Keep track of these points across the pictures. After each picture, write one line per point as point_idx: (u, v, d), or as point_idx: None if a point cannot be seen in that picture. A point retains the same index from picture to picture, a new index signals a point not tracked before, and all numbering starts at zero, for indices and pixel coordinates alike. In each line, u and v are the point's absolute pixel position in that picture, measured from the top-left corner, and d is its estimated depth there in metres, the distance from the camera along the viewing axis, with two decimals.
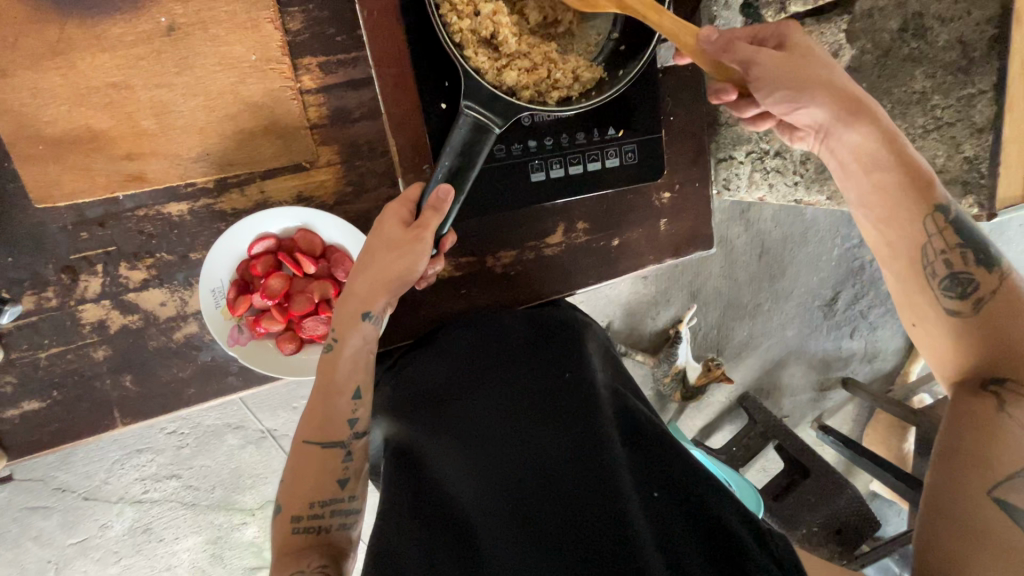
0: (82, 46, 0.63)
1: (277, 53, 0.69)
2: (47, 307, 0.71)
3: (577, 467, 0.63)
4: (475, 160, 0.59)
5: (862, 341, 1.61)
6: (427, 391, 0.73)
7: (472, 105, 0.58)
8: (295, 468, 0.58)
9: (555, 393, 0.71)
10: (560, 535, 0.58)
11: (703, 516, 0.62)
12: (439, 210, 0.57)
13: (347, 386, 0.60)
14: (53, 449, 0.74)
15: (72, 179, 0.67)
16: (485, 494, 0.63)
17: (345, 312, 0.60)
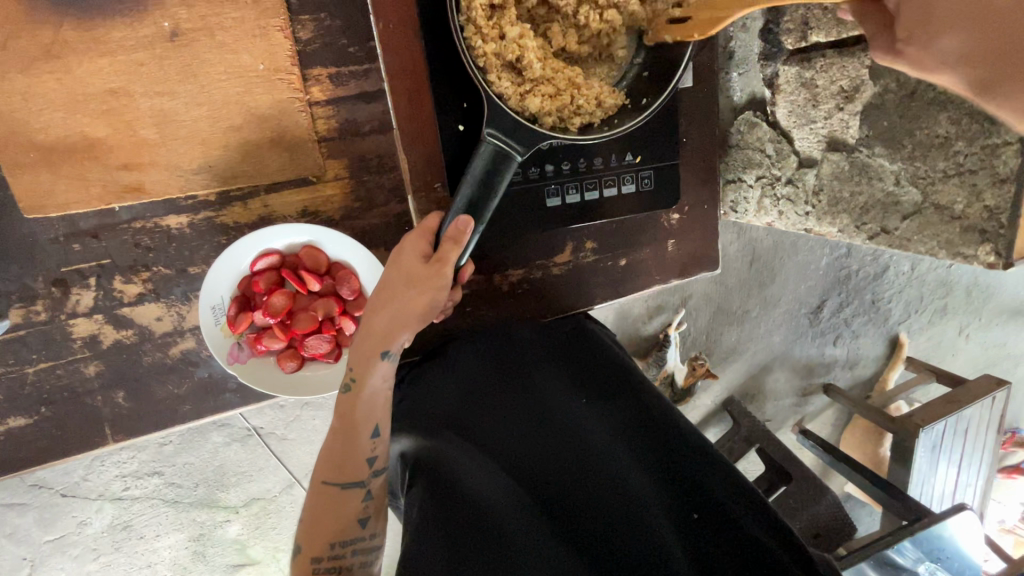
0: (79, 50, 0.60)
1: (286, 63, 0.66)
2: (36, 320, 0.68)
3: (602, 483, 0.70)
4: (495, 188, 0.56)
5: (845, 348, 1.63)
6: (449, 410, 0.75)
7: (495, 132, 0.55)
8: (313, 511, 0.58)
9: (577, 413, 0.77)
10: (594, 546, 0.66)
11: (722, 518, 0.67)
12: (459, 243, 0.55)
13: (367, 425, 0.60)
14: (39, 465, 0.71)
15: (66, 189, 0.63)
16: (521, 507, 0.69)
17: (365, 348, 0.60)
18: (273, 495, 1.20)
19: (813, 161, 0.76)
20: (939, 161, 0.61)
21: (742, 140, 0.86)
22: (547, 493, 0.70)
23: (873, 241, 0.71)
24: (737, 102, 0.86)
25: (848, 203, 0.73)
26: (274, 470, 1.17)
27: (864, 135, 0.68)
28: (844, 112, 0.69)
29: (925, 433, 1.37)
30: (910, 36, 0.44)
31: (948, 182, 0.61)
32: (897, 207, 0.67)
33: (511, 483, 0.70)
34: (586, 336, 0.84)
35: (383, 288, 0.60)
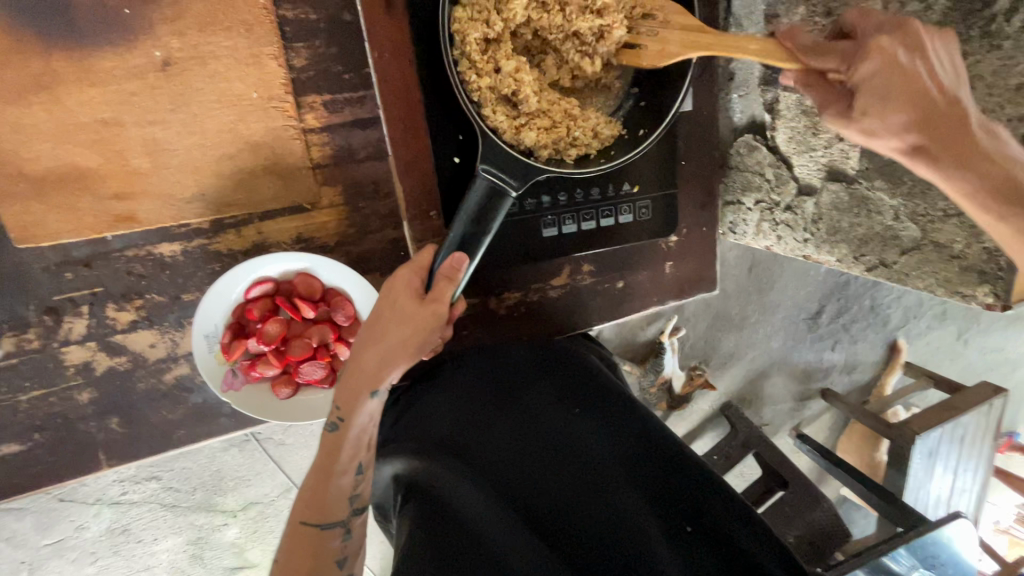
0: (68, 80, 0.59)
1: (280, 91, 0.65)
2: (29, 348, 0.67)
3: (592, 496, 0.68)
4: (488, 226, 0.56)
5: (843, 353, 1.62)
6: (437, 426, 0.74)
7: (489, 168, 0.54)
8: (288, 554, 0.56)
9: (565, 425, 0.75)
10: (588, 564, 0.62)
11: (723, 536, 0.64)
12: (453, 280, 0.55)
13: (351, 463, 0.59)
14: (32, 490, 0.71)
15: (58, 219, 0.63)
16: (512, 523, 0.65)
17: (353, 387, 0.59)
18: (270, 499, 1.21)
19: (812, 189, 0.76)
20: (939, 200, 0.61)
21: (741, 162, 0.85)
22: (540, 511, 0.67)
23: (872, 272, 0.72)
24: (737, 123, 0.84)
25: (847, 233, 0.72)
26: (272, 475, 1.17)
27: (864, 167, 0.68)
28: (844, 142, 0.68)
29: (920, 440, 1.37)
30: (865, 108, 0.48)
31: (947, 222, 0.61)
32: (896, 242, 0.67)
33: (503, 500, 0.67)
34: (574, 356, 0.84)
35: (373, 325, 0.59)
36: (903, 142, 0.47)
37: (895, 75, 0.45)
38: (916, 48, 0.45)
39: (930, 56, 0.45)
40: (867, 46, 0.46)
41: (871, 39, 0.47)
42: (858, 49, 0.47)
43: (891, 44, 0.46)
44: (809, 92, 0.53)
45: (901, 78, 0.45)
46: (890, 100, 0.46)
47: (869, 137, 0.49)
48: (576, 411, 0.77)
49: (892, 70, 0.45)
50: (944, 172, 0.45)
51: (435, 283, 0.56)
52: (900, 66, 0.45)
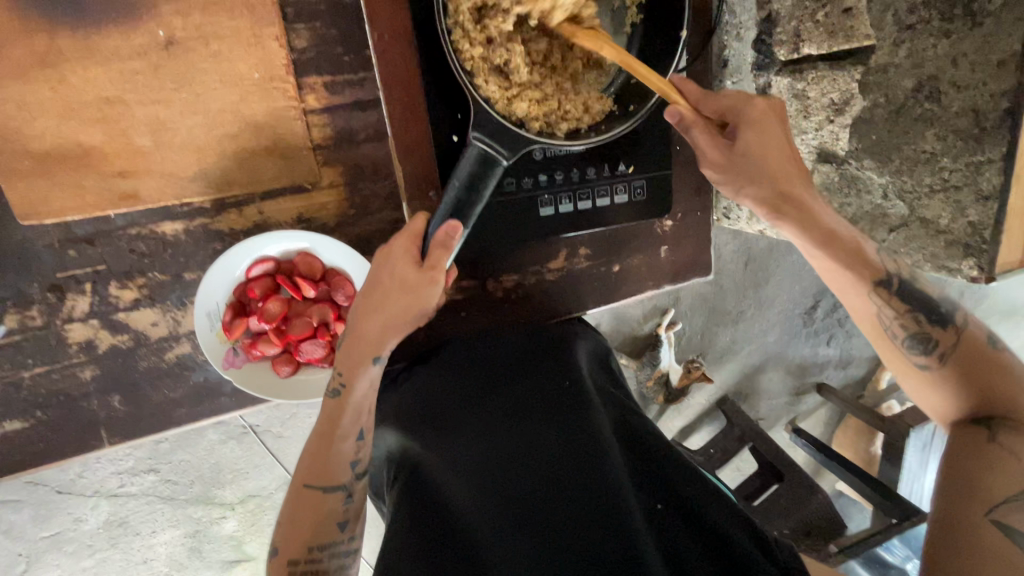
0: (74, 58, 0.60)
1: (281, 71, 0.66)
2: (32, 326, 0.68)
3: (575, 468, 0.67)
4: (481, 192, 0.57)
5: (837, 348, 1.64)
6: (427, 404, 0.76)
7: (481, 136, 0.56)
8: (291, 515, 0.58)
9: (552, 401, 0.75)
10: (564, 541, 0.60)
11: (706, 526, 0.62)
12: (448, 247, 0.56)
13: (352, 428, 0.61)
14: (34, 468, 0.72)
15: (61, 196, 0.64)
16: (492, 508, 0.65)
17: (356, 353, 0.60)
18: (269, 492, 1.21)
19: None
20: (925, 176, 0.62)
21: None
22: (521, 492, 0.66)
23: None
24: None
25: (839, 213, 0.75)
26: (270, 467, 1.18)
27: (854, 147, 0.69)
28: (835, 124, 0.70)
29: (914, 433, 1.38)
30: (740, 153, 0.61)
31: (932, 198, 0.62)
32: (885, 219, 0.69)
33: (486, 484, 0.67)
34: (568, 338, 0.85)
35: (372, 294, 0.60)
36: (764, 196, 0.62)
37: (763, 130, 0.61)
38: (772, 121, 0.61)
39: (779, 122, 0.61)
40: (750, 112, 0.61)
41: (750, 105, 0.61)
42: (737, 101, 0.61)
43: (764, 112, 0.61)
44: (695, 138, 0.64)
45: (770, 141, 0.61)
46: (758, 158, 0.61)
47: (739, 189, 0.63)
48: (568, 392, 0.75)
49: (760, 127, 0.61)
50: (803, 223, 0.60)
51: (431, 251, 0.57)
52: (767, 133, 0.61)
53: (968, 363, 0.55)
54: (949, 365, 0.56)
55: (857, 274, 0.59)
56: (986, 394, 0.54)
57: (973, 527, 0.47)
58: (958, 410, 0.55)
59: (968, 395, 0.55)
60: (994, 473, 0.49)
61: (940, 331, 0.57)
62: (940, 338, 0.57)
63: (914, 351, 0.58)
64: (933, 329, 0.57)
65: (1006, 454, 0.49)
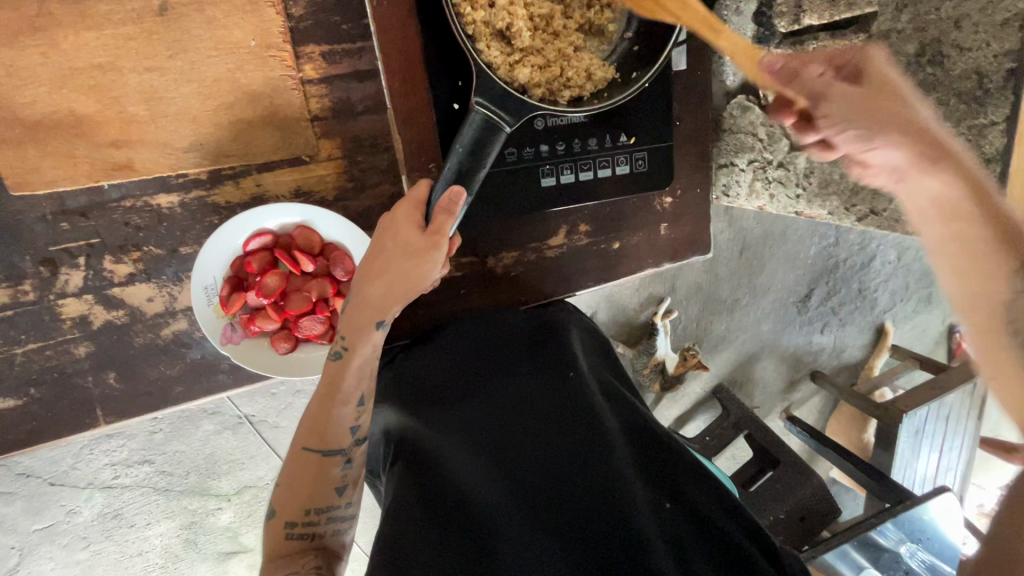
0: (64, 22, 0.58)
1: (278, 39, 0.65)
2: (24, 301, 0.67)
3: (580, 460, 0.66)
4: (484, 159, 0.56)
5: (831, 337, 1.65)
6: (428, 389, 0.75)
7: (484, 101, 0.54)
8: (290, 476, 0.59)
9: (555, 390, 0.73)
10: (569, 527, 0.60)
11: (705, 519, 0.62)
12: (452, 213, 0.56)
13: (354, 394, 0.62)
14: (28, 449, 0.71)
15: (54, 166, 0.62)
16: (496, 495, 0.64)
17: (359, 318, 0.61)
18: (264, 483, 1.20)
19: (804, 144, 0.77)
20: None
21: (734, 124, 0.86)
22: (524, 476, 0.66)
23: (863, 222, 0.75)
24: (731, 86, 0.86)
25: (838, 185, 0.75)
26: (266, 458, 1.17)
27: None
28: None
29: (908, 418, 1.39)
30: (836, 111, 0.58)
31: None
32: None
33: (489, 469, 0.67)
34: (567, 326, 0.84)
35: (375, 259, 0.60)
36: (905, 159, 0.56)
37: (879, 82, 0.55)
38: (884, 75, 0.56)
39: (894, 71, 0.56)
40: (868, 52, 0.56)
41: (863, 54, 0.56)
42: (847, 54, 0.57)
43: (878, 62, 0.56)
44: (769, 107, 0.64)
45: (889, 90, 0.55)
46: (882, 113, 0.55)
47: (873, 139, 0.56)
48: (572, 379, 0.74)
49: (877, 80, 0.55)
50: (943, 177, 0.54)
51: (435, 216, 0.57)
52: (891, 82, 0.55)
53: None
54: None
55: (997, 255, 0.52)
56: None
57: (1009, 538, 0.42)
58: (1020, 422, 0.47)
59: None
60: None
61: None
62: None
63: None
64: None
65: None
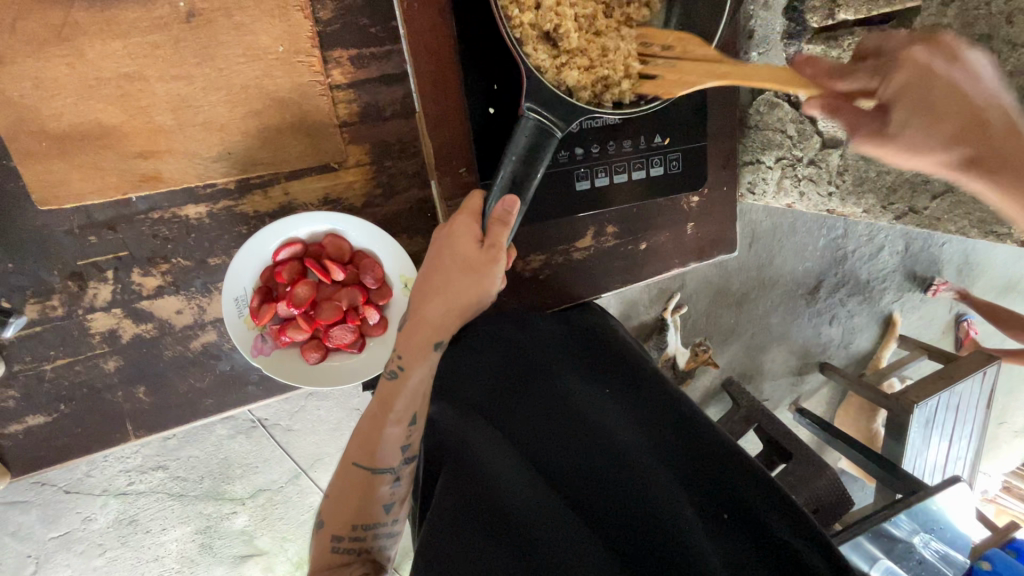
0: (90, 31, 0.57)
1: (306, 45, 0.64)
2: (52, 316, 0.66)
3: (625, 472, 0.62)
4: (538, 164, 0.57)
5: (840, 328, 1.64)
6: (467, 390, 0.68)
7: (534, 106, 0.55)
8: (339, 491, 0.65)
9: (592, 398, 0.70)
10: (619, 541, 0.58)
11: (759, 526, 0.58)
12: (509, 224, 0.58)
13: (406, 413, 0.68)
14: (58, 465, 0.70)
15: (81, 178, 0.61)
16: (541, 502, 0.60)
17: (417, 343, 0.68)
18: (279, 486, 1.19)
19: (837, 141, 0.76)
20: None
21: (762, 121, 0.84)
22: (569, 487, 0.62)
23: (901, 220, 0.73)
24: None
25: (874, 182, 0.73)
26: (281, 461, 1.16)
27: None
28: None
29: (918, 408, 1.39)
30: (902, 123, 0.47)
31: None
32: (926, 186, 0.68)
33: (533, 477, 0.62)
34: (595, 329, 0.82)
35: (434, 276, 0.65)
36: (947, 158, 0.45)
37: (921, 79, 0.46)
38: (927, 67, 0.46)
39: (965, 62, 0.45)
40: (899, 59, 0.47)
41: (905, 49, 0.47)
42: (889, 61, 0.49)
43: (925, 54, 0.46)
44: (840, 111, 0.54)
45: (941, 92, 0.45)
46: (931, 119, 0.45)
47: (914, 154, 0.47)
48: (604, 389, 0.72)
49: (921, 77, 0.46)
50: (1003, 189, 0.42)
51: (491, 231, 0.59)
52: (925, 78, 0.46)
53: None
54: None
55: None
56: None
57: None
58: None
59: None
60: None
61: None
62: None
63: None
64: None
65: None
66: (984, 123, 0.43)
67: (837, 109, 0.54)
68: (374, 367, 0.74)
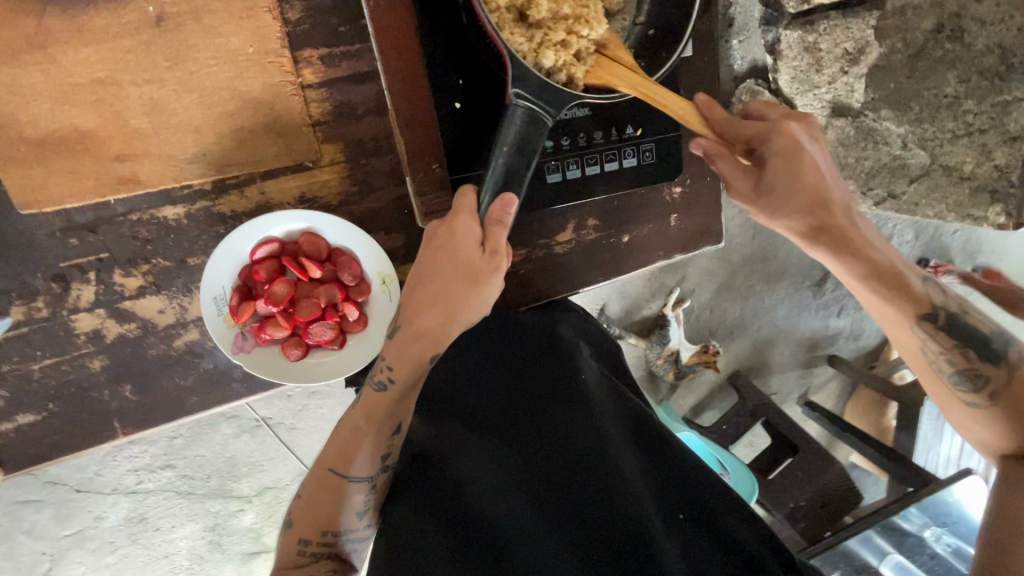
0: (62, 38, 0.58)
1: (276, 45, 0.64)
2: (39, 317, 0.68)
3: (598, 475, 0.63)
4: (529, 154, 0.55)
5: (849, 319, 1.61)
6: (446, 399, 0.72)
7: (523, 94, 0.54)
8: (312, 493, 0.64)
9: (566, 394, 0.69)
10: (591, 539, 0.61)
11: (714, 530, 0.63)
12: (504, 224, 0.57)
13: (390, 422, 0.65)
14: (50, 462, 0.72)
15: (59, 183, 0.62)
16: (519, 509, 0.62)
17: (408, 343, 0.63)
18: (285, 484, 1.20)
19: None
20: (948, 122, 0.60)
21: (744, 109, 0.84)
22: (549, 492, 0.63)
23: (880, 205, 0.73)
24: (737, 70, 0.84)
25: (853, 168, 0.72)
26: (285, 460, 1.17)
27: (870, 99, 0.66)
28: (849, 75, 0.67)
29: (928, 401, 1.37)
30: (771, 184, 0.58)
31: (955, 143, 0.60)
32: (904, 170, 0.67)
33: (515, 485, 0.64)
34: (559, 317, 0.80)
35: (432, 279, 0.62)
36: (801, 223, 0.59)
37: (792, 157, 0.57)
38: (795, 144, 0.57)
39: (813, 144, 0.58)
40: (778, 126, 0.58)
41: (782, 121, 0.58)
42: (770, 127, 0.58)
43: (796, 131, 0.58)
44: (722, 162, 0.60)
45: (803, 167, 0.57)
46: (793, 184, 0.57)
47: (773, 215, 0.59)
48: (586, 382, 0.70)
49: (793, 149, 0.57)
50: (839, 256, 0.58)
51: (487, 230, 0.58)
52: (795, 151, 0.58)
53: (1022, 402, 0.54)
54: (1002, 402, 0.55)
55: (901, 308, 0.58)
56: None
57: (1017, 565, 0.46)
58: (1010, 447, 0.54)
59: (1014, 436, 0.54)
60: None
61: (992, 368, 0.56)
62: (990, 374, 0.56)
63: (961, 386, 0.58)
64: (984, 367, 0.57)
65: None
66: (825, 201, 0.58)
67: (718, 159, 0.60)
68: (353, 364, 0.75)
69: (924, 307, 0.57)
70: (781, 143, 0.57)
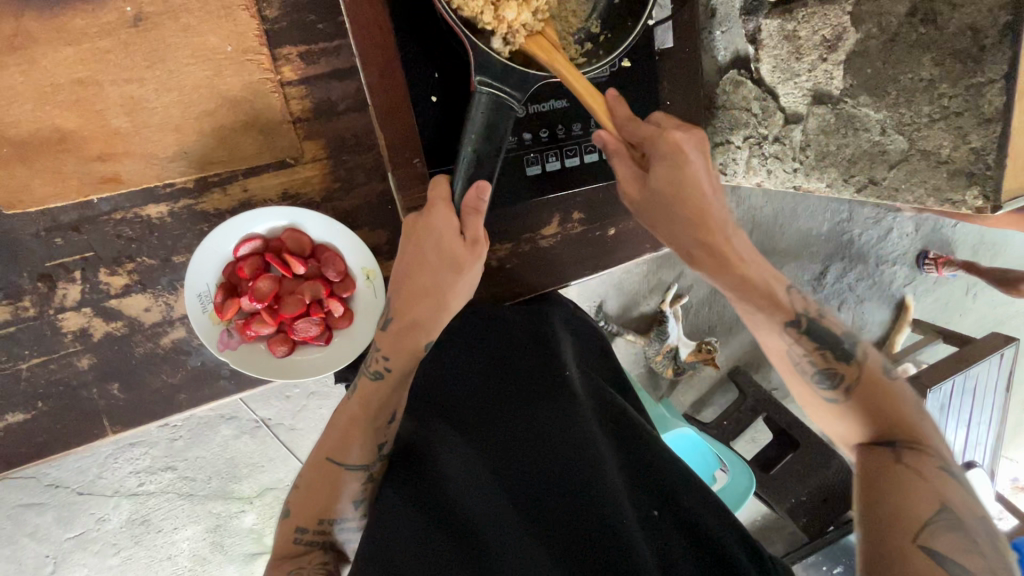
0: (42, 40, 0.59)
1: (254, 43, 0.65)
2: (26, 316, 0.69)
3: (571, 466, 0.61)
4: (497, 138, 0.57)
5: (850, 314, 1.50)
6: (436, 401, 0.73)
7: (486, 81, 0.55)
8: (310, 483, 0.64)
9: (546, 392, 0.70)
10: (561, 531, 0.58)
11: (695, 527, 0.58)
12: (480, 211, 0.59)
13: (385, 412, 0.65)
14: (41, 461, 0.72)
15: (43, 183, 0.63)
16: (491, 500, 0.61)
17: (397, 334, 0.63)
18: (285, 484, 1.21)
19: (798, 117, 0.74)
20: (925, 106, 0.59)
21: (728, 100, 0.83)
22: (520, 482, 0.62)
23: (862, 193, 0.70)
24: (721, 62, 0.83)
25: (835, 155, 0.71)
26: (285, 461, 1.18)
27: (849, 85, 0.66)
28: (828, 62, 0.67)
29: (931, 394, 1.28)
30: (656, 189, 0.56)
31: (933, 127, 0.59)
32: (884, 156, 0.65)
33: (489, 477, 0.63)
34: (551, 319, 0.82)
35: (417, 271, 0.61)
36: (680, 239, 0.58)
37: (676, 165, 0.55)
38: (680, 157, 0.55)
39: (698, 158, 0.56)
40: (666, 134, 0.56)
41: (670, 132, 0.56)
42: (657, 132, 0.56)
43: (681, 141, 0.55)
44: (618, 160, 0.58)
45: (687, 175, 0.55)
46: (678, 196, 0.56)
47: (656, 222, 0.59)
48: (568, 380, 0.71)
49: (676, 161, 0.55)
50: (716, 271, 0.58)
51: (465, 220, 0.59)
52: (680, 164, 0.55)
53: (875, 394, 0.56)
54: (855, 398, 0.56)
55: (768, 315, 0.58)
56: (885, 420, 0.54)
57: (906, 557, 0.45)
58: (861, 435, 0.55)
59: (871, 423, 0.55)
60: (913, 491, 0.48)
61: (845, 366, 0.57)
62: (846, 372, 0.57)
63: (822, 384, 0.57)
64: (839, 364, 0.57)
65: (914, 475, 0.50)
66: (705, 219, 0.57)
67: (617, 157, 0.58)
68: (337, 361, 0.75)
69: (787, 314, 0.58)
70: (662, 148, 0.55)
